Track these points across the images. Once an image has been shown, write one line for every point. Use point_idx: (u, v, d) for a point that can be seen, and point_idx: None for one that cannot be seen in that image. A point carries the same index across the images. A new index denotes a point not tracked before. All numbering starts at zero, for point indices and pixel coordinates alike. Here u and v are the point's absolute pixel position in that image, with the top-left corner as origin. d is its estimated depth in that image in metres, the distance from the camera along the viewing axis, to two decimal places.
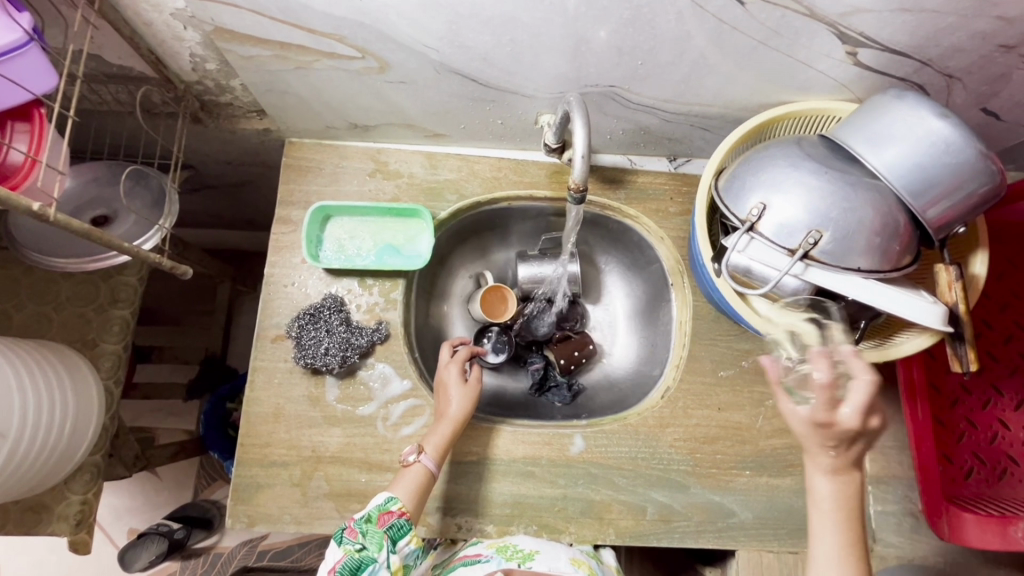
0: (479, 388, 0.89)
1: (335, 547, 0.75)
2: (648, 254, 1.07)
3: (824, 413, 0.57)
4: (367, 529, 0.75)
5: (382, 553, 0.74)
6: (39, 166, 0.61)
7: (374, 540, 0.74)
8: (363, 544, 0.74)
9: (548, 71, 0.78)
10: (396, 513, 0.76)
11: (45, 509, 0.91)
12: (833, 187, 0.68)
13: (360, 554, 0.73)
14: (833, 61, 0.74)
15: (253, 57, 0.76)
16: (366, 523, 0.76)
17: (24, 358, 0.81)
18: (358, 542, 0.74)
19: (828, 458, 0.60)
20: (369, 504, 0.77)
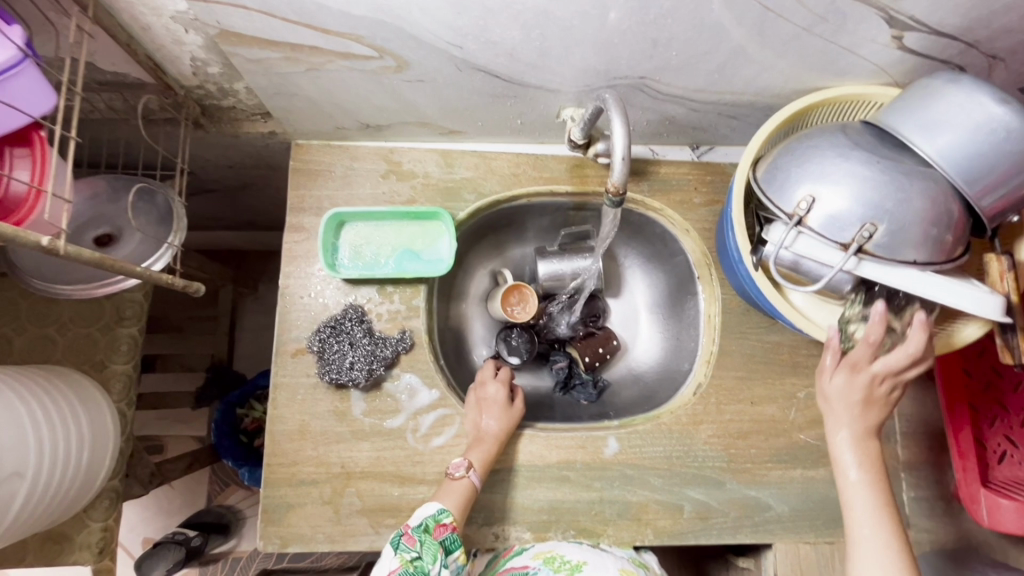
0: (519, 414, 0.90)
1: (389, 553, 0.73)
2: (673, 246, 1.04)
3: (863, 361, 0.73)
4: (425, 539, 0.73)
5: (436, 566, 0.71)
6: (45, 198, 0.57)
7: (430, 550, 0.72)
8: (420, 553, 0.72)
9: (577, 64, 0.73)
10: (449, 527, 0.75)
11: (66, 539, 0.88)
12: (886, 178, 0.65)
13: (416, 563, 0.71)
14: (876, 45, 0.71)
15: (261, 60, 0.70)
16: (423, 533, 0.74)
17: (33, 390, 0.77)
18: (415, 550, 0.72)
19: (858, 415, 0.74)
20: (422, 513, 0.76)
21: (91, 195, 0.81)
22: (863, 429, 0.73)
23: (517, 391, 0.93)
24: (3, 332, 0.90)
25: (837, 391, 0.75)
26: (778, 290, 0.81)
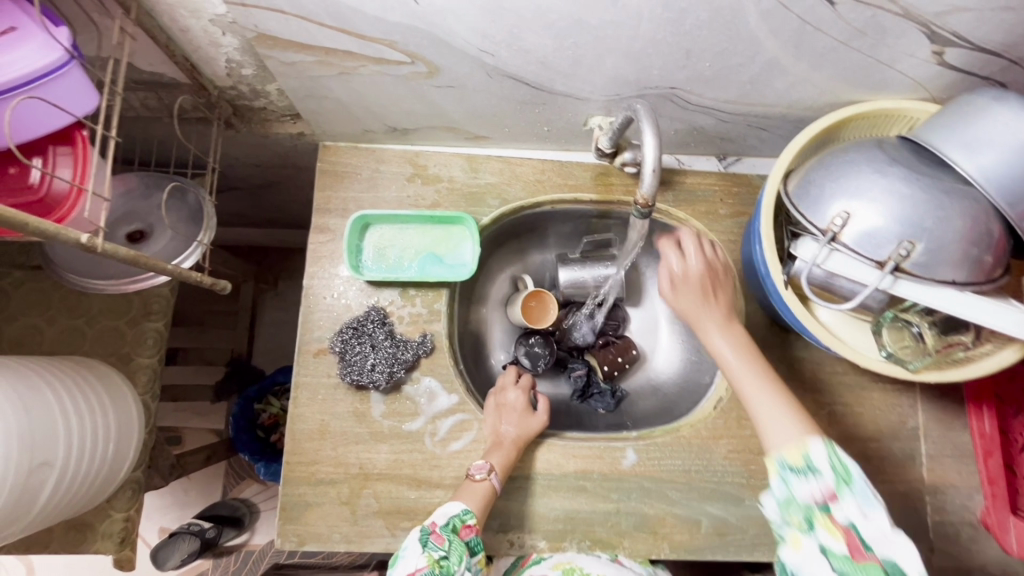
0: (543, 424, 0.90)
1: (417, 550, 0.73)
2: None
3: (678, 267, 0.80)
4: (453, 538, 0.74)
5: (461, 567, 0.73)
6: (85, 197, 0.58)
7: (457, 550, 0.73)
8: (448, 553, 0.73)
9: (608, 73, 0.73)
10: (474, 528, 0.76)
11: (88, 527, 0.90)
12: (924, 196, 0.64)
13: (443, 563, 0.72)
14: (916, 60, 0.69)
15: (294, 63, 0.71)
16: (452, 533, 0.74)
17: (64, 382, 0.78)
18: (443, 549, 0.73)
19: (709, 304, 0.76)
20: (447, 513, 0.76)
21: (126, 191, 0.82)
22: (725, 315, 0.76)
23: (540, 397, 0.92)
24: (35, 321, 0.92)
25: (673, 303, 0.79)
26: (805, 306, 0.79)
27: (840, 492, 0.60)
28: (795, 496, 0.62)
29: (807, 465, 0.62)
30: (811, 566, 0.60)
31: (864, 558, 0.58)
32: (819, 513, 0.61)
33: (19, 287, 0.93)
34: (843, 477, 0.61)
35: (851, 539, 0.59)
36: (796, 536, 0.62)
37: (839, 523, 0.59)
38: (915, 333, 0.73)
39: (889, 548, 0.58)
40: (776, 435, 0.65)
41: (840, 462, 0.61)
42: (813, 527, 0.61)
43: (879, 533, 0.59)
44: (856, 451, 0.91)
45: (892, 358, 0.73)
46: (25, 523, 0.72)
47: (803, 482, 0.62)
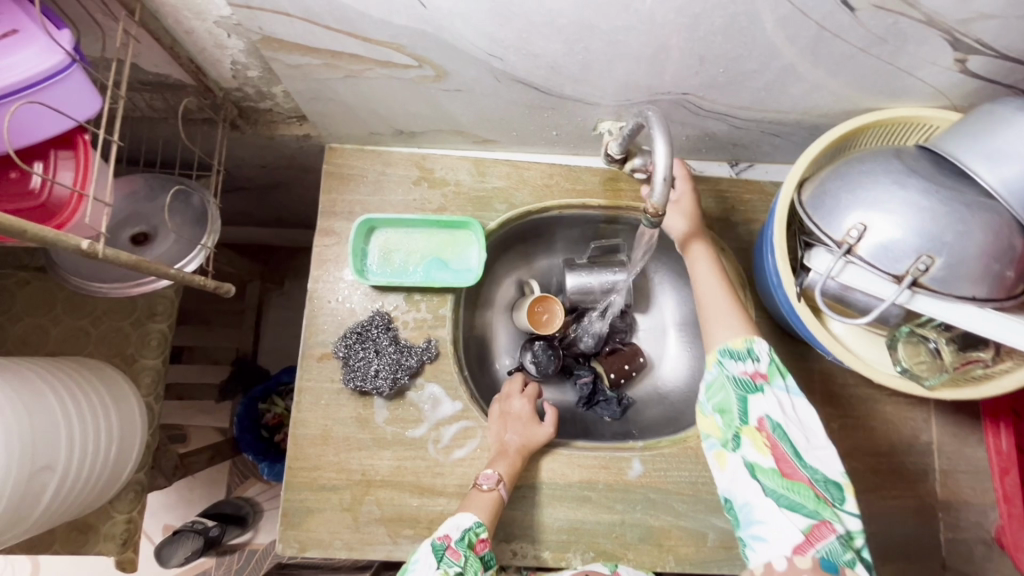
0: (550, 435, 0.88)
1: (431, 564, 0.68)
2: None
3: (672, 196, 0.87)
4: (468, 552, 0.71)
5: None
6: (86, 201, 0.57)
7: (473, 565, 0.70)
8: (463, 569, 0.69)
9: (619, 78, 0.72)
10: (487, 543, 0.74)
11: (91, 528, 0.90)
12: (945, 208, 0.62)
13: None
14: (938, 68, 0.67)
15: (300, 65, 0.70)
16: (467, 548, 0.72)
17: (67, 383, 0.78)
18: (459, 563, 0.69)
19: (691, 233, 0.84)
20: (460, 526, 0.73)
21: (129, 194, 0.81)
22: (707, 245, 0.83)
23: (548, 407, 0.91)
24: (41, 321, 0.92)
25: (664, 225, 0.86)
26: (818, 319, 0.77)
27: (769, 387, 0.65)
28: (727, 382, 0.66)
29: (748, 351, 0.67)
30: (740, 482, 0.63)
31: (789, 466, 0.61)
32: (745, 418, 0.64)
33: (24, 286, 0.92)
34: (776, 369, 0.66)
35: (777, 448, 0.62)
36: (725, 451, 0.65)
37: (764, 429, 0.63)
38: (931, 349, 0.72)
39: (810, 452, 0.62)
40: (719, 328, 0.71)
41: (771, 359, 0.67)
42: (741, 440, 0.64)
43: (801, 439, 0.63)
44: (866, 465, 0.89)
45: (907, 373, 0.71)
46: (27, 526, 0.72)
47: (739, 365, 0.67)
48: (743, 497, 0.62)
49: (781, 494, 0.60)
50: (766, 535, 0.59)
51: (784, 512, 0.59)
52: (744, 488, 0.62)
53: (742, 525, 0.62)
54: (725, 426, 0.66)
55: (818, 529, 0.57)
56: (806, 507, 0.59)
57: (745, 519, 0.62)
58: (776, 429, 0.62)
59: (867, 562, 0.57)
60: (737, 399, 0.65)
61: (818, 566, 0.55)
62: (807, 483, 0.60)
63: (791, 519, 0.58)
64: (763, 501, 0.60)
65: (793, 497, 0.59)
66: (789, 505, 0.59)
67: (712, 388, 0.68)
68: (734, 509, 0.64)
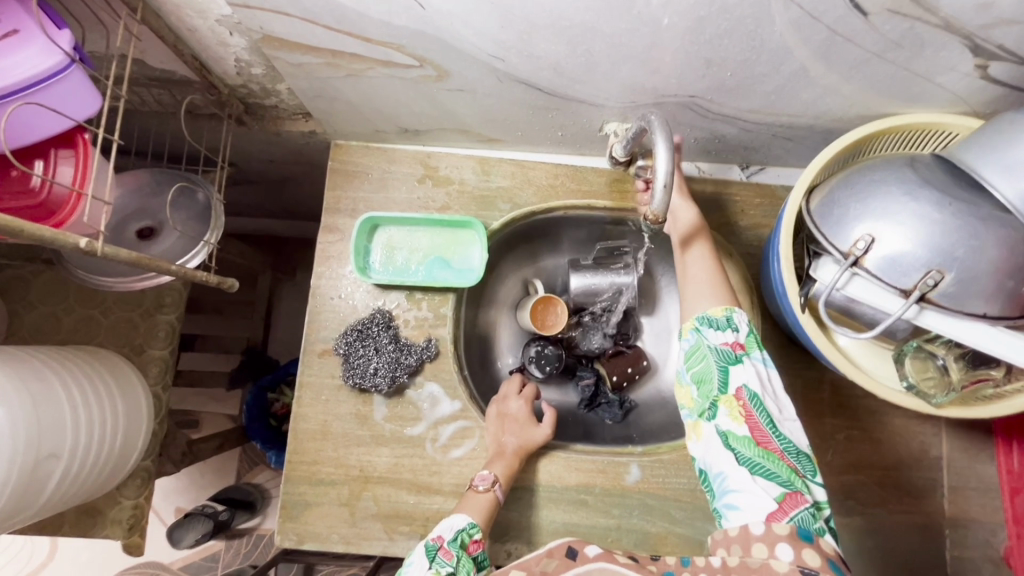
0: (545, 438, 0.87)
1: (423, 564, 0.68)
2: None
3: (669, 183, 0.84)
4: (461, 554, 0.70)
5: None
6: (85, 200, 0.58)
7: (465, 565, 0.69)
8: (455, 569, 0.68)
9: (623, 80, 0.70)
10: (480, 543, 0.74)
11: (99, 512, 0.92)
12: (958, 222, 0.59)
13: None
14: (957, 74, 0.65)
15: (302, 64, 0.70)
16: (460, 548, 0.71)
17: (73, 371, 0.80)
18: (451, 563, 0.68)
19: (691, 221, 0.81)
20: (453, 527, 0.73)
21: (136, 190, 0.83)
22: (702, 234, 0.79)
23: (546, 410, 0.91)
24: (53, 310, 0.94)
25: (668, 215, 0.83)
26: (823, 331, 0.75)
27: (748, 357, 0.64)
28: (706, 351, 0.65)
29: (727, 320, 0.67)
30: (715, 452, 0.62)
31: (764, 436, 0.61)
32: (723, 388, 0.63)
33: (38, 275, 0.94)
34: (753, 342, 0.66)
35: (752, 417, 0.61)
36: (700, 422, 0.64)
37: (741, 398, 0.62)
38: (940, 365, 0.70)
39: (782, 423, 0.62)
40: (699, 300, 0.71)
41: (749, 330, 0.67)
42: (717, 409, 0.63)
43: (775, 409, 0.62)
44: (872, 478, 0.87)
45: (913, 389, 0.70)
46: (33, 511, 0.74)
47: (717, 333, 0.66)
48: (719, 467, 0.62)
49: (756, 464, 0.60)
50: (740, 503, 0.59)
51: (759, 480, 0.59)
52: (720, 457, 0.62)
53: (715, 495, 0.62)
54: (702, 396, 0.64)
55: (791, 498, 0.58)
56: (779, 476, 0.59)
57: (719, 487, 0.62)
58: (753, 399, 0.62)
59: (830, 528, 0.59)
60: (717, 368, 0.64)
61: (794, 534, 0.56)
62: (779, 453, 0.60)
63: (765, 487, 0.59)
64: (739, 470, 0.60)
65: (767, 466, 0.60)
66: (764, 474, 0.59)
67: (691, 357, 0.66)
68: (708, 479, 0.63)
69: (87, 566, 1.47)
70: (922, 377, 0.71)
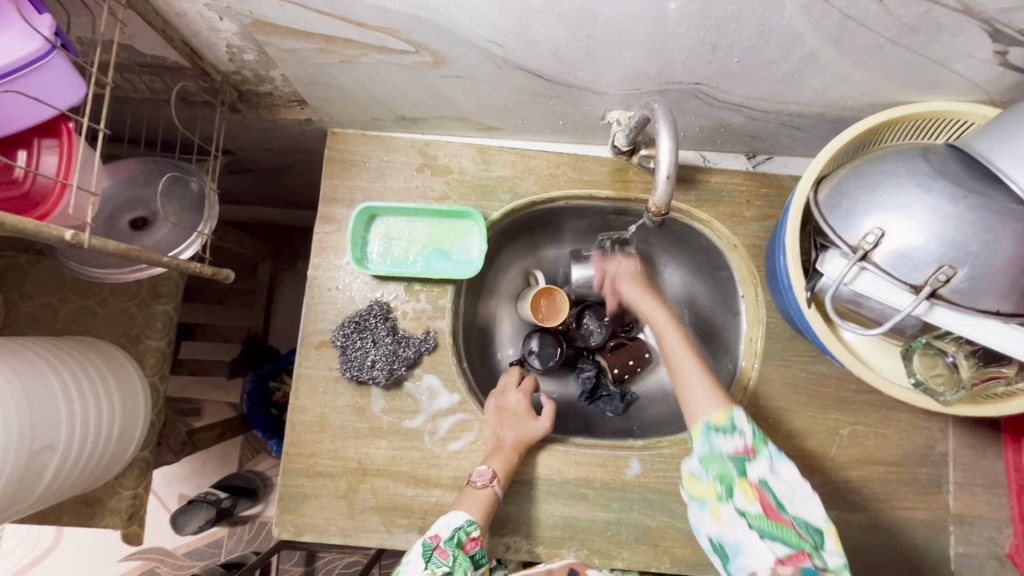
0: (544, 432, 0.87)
1: (420, 565, 0.71)
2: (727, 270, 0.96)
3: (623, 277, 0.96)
4: (457, 553, 0.73)
5: None
6: (69, 192, 0.57)
7: (461, 564, 0.72)
8: (451, 569, 0.71)
9: (626, 66, 0.68)
10: (477, 541, 0.75)
11: (98, 503, 0.92)
12: (973, 215, 0.57)
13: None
14: (975, 60, 0.62)
15: (294, 50, 0.68)
16: (456, 547, 0.73)
17: (67, 363, 0.79)
18: (447, 564, 0.71)
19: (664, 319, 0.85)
20: (451, 525, 0.74)
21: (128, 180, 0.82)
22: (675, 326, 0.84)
23: (546, 405, 0.90)
24: (49, 301, 0.93)
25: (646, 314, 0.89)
26: (829, 326, 0.73)
27: (759, 457, 0.68)
28: (719, 455, 0.69)
29: (731, 425, 0.69)
30: (731, 529, 0.67)
31: (777, 514, 0.65)
32: (739, 479, 0.68)
33: (33, 266, 0.93)
34: (761, 440, 0.69)
35: (764, 498, 0.66)
36: (718, 506, 0.68)
37: (755, 486, 0.67)
38: (949, 362, 0.68)
39: (794, 501, 0.66)
40: (698, 401, 0.72)
41: (754, 427, 0.70)
42: (733, 493, 0.67)
43: (787, 492, 0.67)
44: (876, 475, 0.86)
45: (921, 386, 0.68)
46: (29, 503, 0.74)
47: (726, 439, 0.69)
48: (735, 538, 0.66)
49: (771, 537, 0.64)
50: (750, 562, 0.65)
51: (769, 545, 0.64)
52: (735, 531, 0.66)
53: (730, 560, 0.67)
54: (719, 487, 0.68)
55: (795, 556, 0.63)
56: (789, 541, 0.64)
57: (735, 556, 0.66)
58: (767, 485, 0.67)
59: None
60: (731, 467, 0.68)
61: None
62: (790, 525, 0.65)
63: (774, 550, 0.64)
64: (752, 539, 0.65)
65: (778, 537, 0.64)
66: (773, 539, 0.64)
67: (705, 460, 0.70)
68: (724, 551, 0.68)
69: (92, 551, 1.48)
70: (928, 374, 0.68)
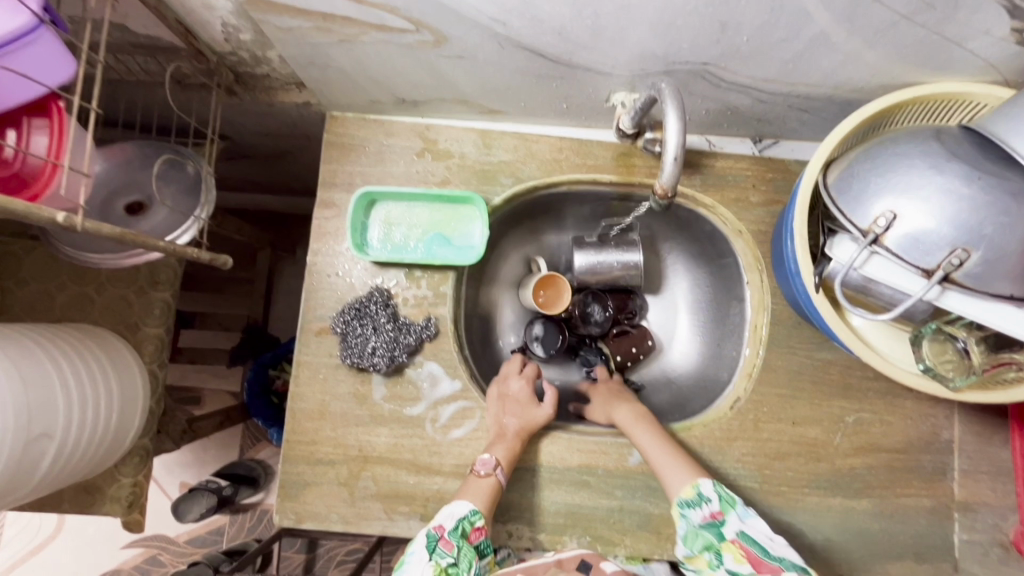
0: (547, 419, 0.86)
1: (424, 557, 0.71)
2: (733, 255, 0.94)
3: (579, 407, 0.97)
4: (462, 544, 0.72)
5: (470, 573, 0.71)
6: (61, 172, 0.56)
7: (466, 557, 0.72)
8: (456, 560, 0.71)
9: (633, 46, 0.66)
10: (482, 531, 0.75)
11: (98, 490, 0.92)
12: (988, 197, 0.56)
13: (450, 570, 0.70)
14: (991, 38, 0.61)
15: (291, 28, 0.67)
16: (461, 538, 0.72)
17: (65, 350, 0.78)
18: (451, 556, 0.71)
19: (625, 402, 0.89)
20: (454, 515, 0.74)
21: (123, 163, 0.81)
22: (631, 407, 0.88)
23: (550, 389, 0.89)
24: (46, 288, 0.92)
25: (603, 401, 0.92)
26: (837, 312, 0.72)
27: (729, 516, 0.72)
28: (694, 530, 0.72)
29: (698, 495, 0.73)
30: None
31: (767, 566, 0.68)
32: (720, 542, 0.71)
33: (28, 252, 0.92)
34: (728, 501, 0.72)
35: (751, 554, 0.69)
36: (714, 573, 0.71)
37: (738, 543, 0.70)
38: (959, 348, 0.66)
39: (775, 546, 0.69)
40: (670, 476, 0.76)
41: (719, 489, 0.74)
42: (721, 557, 0.71)
43: (767, 540, 0.70)
44: (880, 462, 0.85)
45: (930, 372, 0.67)
46: (27, 491, 0.73)
47: (695, 512, 0.72)
48: None
49: None
50: None
51: None
52: None
53: None
54: (707, 554, 0.72)
55: None
56: None
57: None
58: (747, 539, 0.70)
59: None
60: (710, 535, 0.72)
61: None
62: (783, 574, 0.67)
63: None
64: None
65: None
66: None
67: (687, 540, 0.73)
68: None
69: (94, 538, 1.48)
70: (939, 361, 0.67)
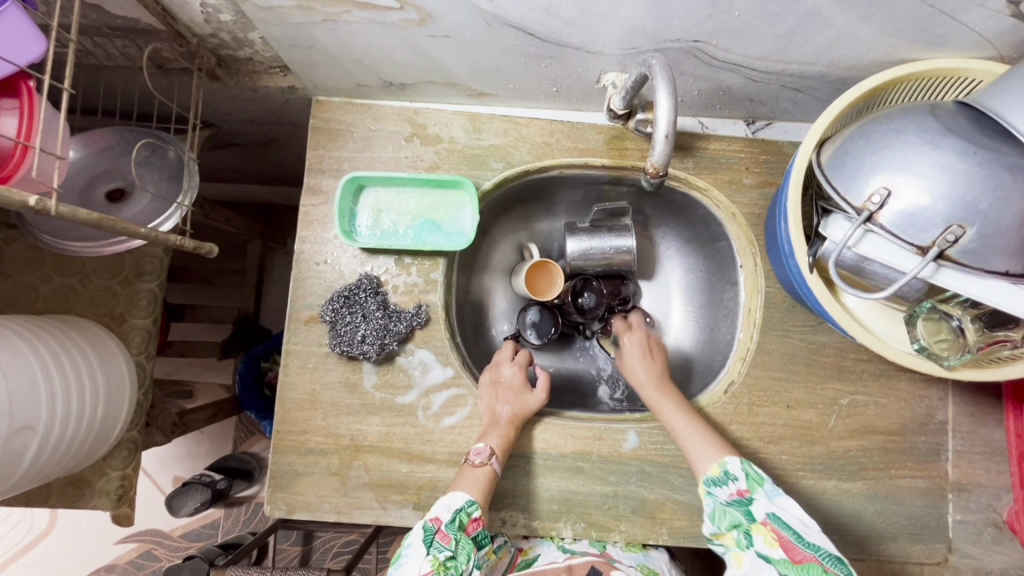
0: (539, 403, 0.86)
1: (421, 550, 0.70)
2: (726, 237, 0.93)
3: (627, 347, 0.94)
4: (459, 536, 0.72)
5: (468, 566, 0.72)
6: (32, 153, 0.55)
7: (464, 548, 0.72)
8: (454, 552, 0.71)
9: (623, 22, 0.65)
10: (480, 522, 0.74)
11: (86, 484, 0.90)
12: (984, 172, 0.55)
13: (449, 564, 0.70)
14: (986, 11, 0.59)
15: (273, 7, 0.65)
16: (458, 530, 0.72)
17: (47, 343, 0.76)
18: (449, 548, 0.71)
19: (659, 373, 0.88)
20: (452, 507, 0.73)
21: (105, 147, 0.80)
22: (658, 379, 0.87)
23: (539, 375, 0.89)
24: (28, 279, 0.90)
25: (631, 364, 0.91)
26: (831, 291, 0.72)
27: (757, 494, 0.70)
28: (723, 509, 0.71)
29: (725, 473, 0.72)
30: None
31: (799, 552, 0.66)
32: (750, 522, 0.70)
33: (10, 243, 0.90)
34: (755, 480, 0.71)
35: (783, 538, 0.67)
36: (741, 552, 0.70)
37: (768, 524, 0.68)
38: (954, 327, 0.66)
39: (809, 532, 0.67)
40: (697, 458, 0.76)
41: (749, 468, 0.72)
42: (751, 536, 0.69)
43: (799, 522, 0.68)
44: (874, 444, 0.85)
45: (924, 351, 0.67)
46: (9, 485, 0.71)
47: (723, 488, 0.72)
48: None
49: None
50: None
51: None
52: None
53: None
54: (740, 536, 0.70)
55: None
56: None
57: None
58: (779, 522, 0.68)
59: None
60: (739, 514, 0.70)
61: None
62: (814, 562, 0.65)
63: None
64: None
65: None
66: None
67: (714, 517, 0.72)
68: None
69: (87, 534, 1.47)
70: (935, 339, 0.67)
